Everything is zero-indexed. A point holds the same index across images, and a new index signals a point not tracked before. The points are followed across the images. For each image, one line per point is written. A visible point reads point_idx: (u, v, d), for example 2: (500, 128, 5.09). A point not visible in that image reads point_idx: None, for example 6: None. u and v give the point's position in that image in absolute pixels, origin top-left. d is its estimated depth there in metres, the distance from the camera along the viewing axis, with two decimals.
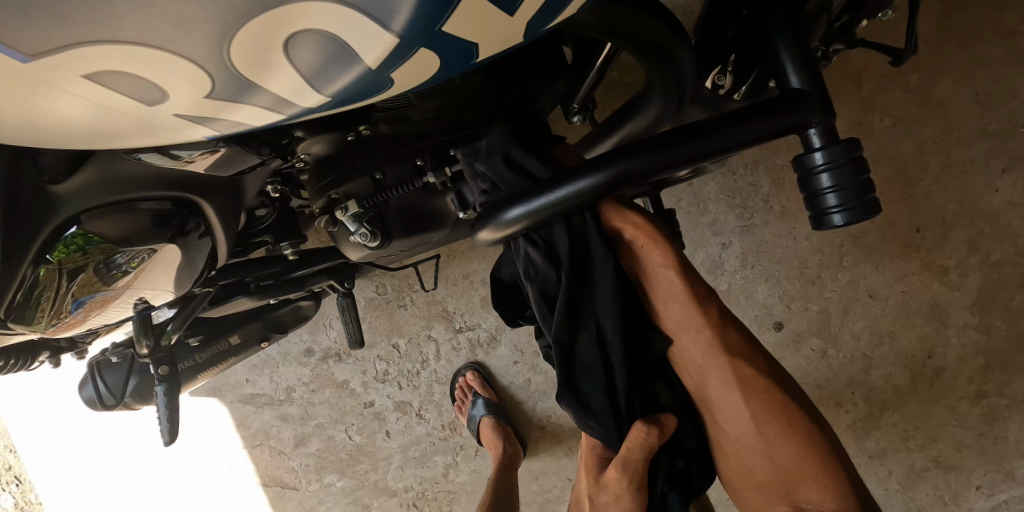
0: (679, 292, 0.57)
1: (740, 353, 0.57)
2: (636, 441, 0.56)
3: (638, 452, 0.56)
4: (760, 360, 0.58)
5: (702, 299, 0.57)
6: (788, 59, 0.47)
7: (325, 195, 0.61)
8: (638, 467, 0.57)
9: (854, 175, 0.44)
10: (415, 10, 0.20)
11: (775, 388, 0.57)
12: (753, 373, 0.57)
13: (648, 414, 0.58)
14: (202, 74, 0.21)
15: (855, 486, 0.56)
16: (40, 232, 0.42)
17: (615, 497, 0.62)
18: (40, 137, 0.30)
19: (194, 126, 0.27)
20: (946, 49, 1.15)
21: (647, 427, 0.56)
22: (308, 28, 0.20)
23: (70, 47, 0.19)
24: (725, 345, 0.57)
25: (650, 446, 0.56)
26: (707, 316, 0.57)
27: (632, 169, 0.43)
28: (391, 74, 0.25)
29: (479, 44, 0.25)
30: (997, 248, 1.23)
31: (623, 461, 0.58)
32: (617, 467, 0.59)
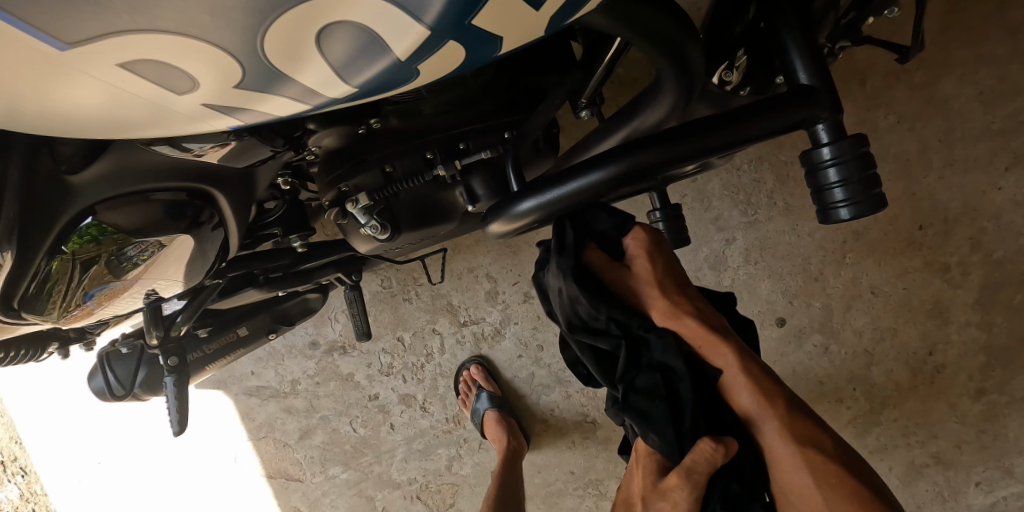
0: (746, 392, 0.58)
1: (814, 446, 0.58)
2: (702, 455, 0.57)
3: (703, 466, 0.57)
4: (840, 454, 0.58)
5: (770, 396, 0.58)
6: (797, 56, 0.47)
7: (336, 187, 0.62)
8: (704, 481, 0.58)
9: (861, 170, 0.45)
10: (448, 2, 0.20)
11: (865, 486, 0.57)
12: (836, 469, 0.57)
13: (717, 433, 0.59)
14: (234, 63, 0.22)
15: None
16: (56, 222, 0.42)
17: (672, 505, 0.61)
18: (66, 125, 0.30)
19: (219, 115, 0.28)
20: (951, 47, 1.15)
21: (714, 444, 0.57)
22: (343, 19, 0.20)
23: (109, 36, 0.19)
24: (799, 442, 0.58)
25: (715, 462, 0.57)
26: (776, 413, 0.58)
27: (644, 160, 0.44)
28: (418, 66, 0.25)
29: (504, 37, 0.26)
30: (1000, 246, 1.23)
31: (686, 472, 0.58)
32: (678, 475, 0.59)
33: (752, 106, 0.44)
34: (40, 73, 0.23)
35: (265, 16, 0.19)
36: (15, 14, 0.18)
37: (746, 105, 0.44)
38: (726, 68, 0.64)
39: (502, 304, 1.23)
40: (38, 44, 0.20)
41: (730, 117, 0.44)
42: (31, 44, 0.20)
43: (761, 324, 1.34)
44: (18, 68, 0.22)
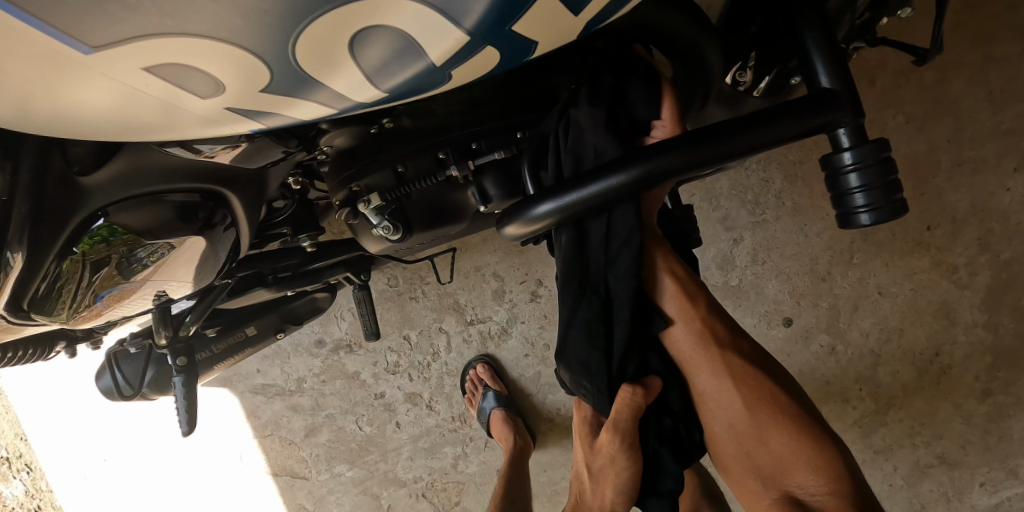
0: (672, 290, 0.66)
1: (724, 344, 0.67)
2: (624, 401, 0.61)
3: (626, 413, 0.61)
4: (744, 347, 0.68)
5: (692, 295, 0.66)
6: (817, 57, 0.46)
7: (347, 188, 0.62)
8: (628, 429, 0.62)
9: (883, 175, 0.44)
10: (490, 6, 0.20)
11: (762, 376, 0.67)
12: (739, 362, 0.67)
13: (636, 377, 0.64)
14: (263, 68, 0.21)
15: (847, 469, 0.64)
16: (69, 223, 0.42)
17: (610, 459, 0.66)
18: (84, 127, 0.30)
19: (242, 119, 0.28)
20: (961, 47, 1.14)
21: (633, 388, 0.62)
22: (382, 24, 0.20)
23: (136, 39, 0.19)
24: (713, 335, 0.67)
25: (637, 405, 0.62)
26: (697, 310, 0.66)
27: (663, 165, 0.43)
28: (451, 70, 0.25)
29: (539, 42, 0.26)
30: (1007, 247, 1.22)
31: (613, 423, 0.63)
32: (608, 429, 0.64)
33: (773, 111, 0.43)
34: (62, 75, 0.22)
35: (300, 20, 0.18)
36: (41, 17, 0.17)
37: (767, 109, 0.44)
38: (739, 68, 0.63)
39: (509, 304, 1.23)
40: (62, 47, 0.19)
41: (752, 121, 0.43)
42: (54, 47, 0.19)
43: (768, 324, 1.34)
44: (40, 69, 0.22)
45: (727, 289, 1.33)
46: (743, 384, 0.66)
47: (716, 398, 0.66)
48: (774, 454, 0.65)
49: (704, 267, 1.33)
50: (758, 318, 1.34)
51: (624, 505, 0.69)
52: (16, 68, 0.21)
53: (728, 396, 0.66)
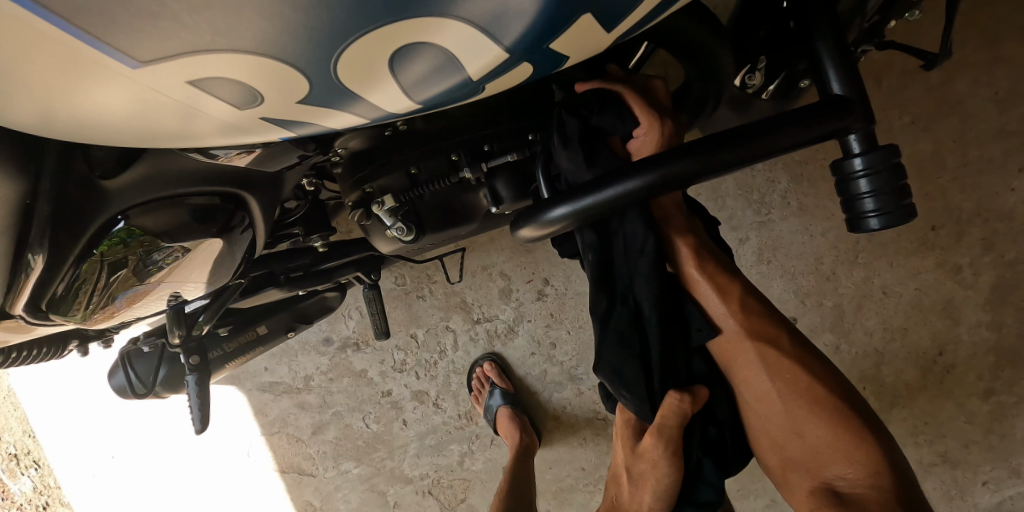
0: (704, 286, 0.66)
1: (763, 338, 0.67)
2: (671, 407, 0.62)
3: (673, 420, 0.63)
4: (785, 342, 0.67)
5: (724, 289, 0.66)
6: (829, 65, 0.47)
7: (360, 189, 0.62)
8: (674, 435, 0.64)
9: (892, 181, 0.45)
10: (529, 25, 0.21)
11: (802, 369, 0.66)
12: (778, 355, 0.67)
13: (683, 385, 0.65)
14: (303, 80, 0.22)
15: (891, 463, 0.63)
16: (89, 225, 0.43)
17: (653, 463, 0.67)
18: (115, 133, 0.30)
19: (274, 128, 0.28)
20: (968, 48, 1.14)
21: (680, 395, 0.63)
22: (428, 42, 0.21)
23: (184, 54, 0.19)
24: (749, 329, 0.66)
25: (684, 413, 0.63)
26: (730, 304, 0.66)
27: (677, 170, 0.44)
28: (485, 83, 0.26)
29: (569, 57, 0.27)
30: (1011, 248, 1.23)
31: (658, 429, 0.64)
32: (651, 433, 0.65)
33: (782, 119, 0.44)
34: (105, 84, 0.23)
35: (345, 36, 0.19)
36: (92, 32, 0.18)
37: (780, 115, 0.44)
38: (748, 70, 0.63)
39: (515, 303, 1.24)
40: (107, 59, 0.20)
41: (765, 128, 0.44)
42: (101, 60, 0.20)
43: None
44: (83, 78, 0.22)
45: None
46: (779, 376, 0.66)
47: (760, 397, 0.67)
48: (812, 447, 0.66)
49: None
50: None
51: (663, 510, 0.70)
52: (61, 76, 0.22)
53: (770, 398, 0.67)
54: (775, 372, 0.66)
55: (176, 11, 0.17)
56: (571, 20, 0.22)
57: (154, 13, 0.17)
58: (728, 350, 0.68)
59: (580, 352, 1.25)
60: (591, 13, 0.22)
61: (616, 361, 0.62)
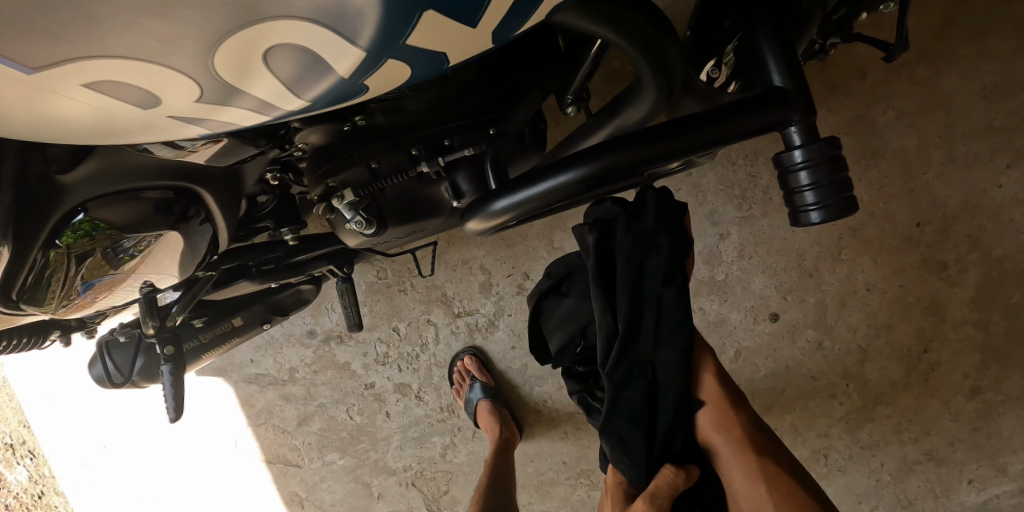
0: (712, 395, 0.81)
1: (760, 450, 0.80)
2: (665, 479, 0.78)
3: (666, 489, 0.78)
4: (781, 460, 0.80)
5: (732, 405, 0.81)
6: (770, 57, 0.47)
7: (323, 183, 0.63)
8: (664, 503, 0.78)
9: (832, 173, 0.45)
10: (376, 27, 0.22)
11: (790, 481, 0.77)
12: (768, 464, 0.79)
13: (678, 464, 0.81)
14: (189, 82, 0.23)
15: None
16: (49, 219, 0.43)
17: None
18: (40, 134, 0.31)
19: (187, 125, 0.29)
20: (953, 42, 1.14)
21: (675, 471, 0.79)
22: (282, 42, 0.21)
23: (68, 61, 0.20)
24: (745, 438, 0.80)
25: (675, 485, 0.79)
26: (735, 416, 0.81)
27: (614, 162, 0.44)
28: (363, 81, 0.27)
29: (446, 53, 0.27)
30: (998, 245, 1.23)
31: (652, 495, 0.78)
32: (643, 498, 0.79)
33: (718, 111, 0.44)
34: (18, 93, 0.24)
35: (208, 39, 0.20)
36: None
37: (719, 107, 0.44)
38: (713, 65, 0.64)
39: (496, 296, 1.25)
40: (5, 70, 0.21)
41: (706, 117, 0.44)
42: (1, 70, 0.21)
43: (755, 319, 1.35)
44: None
45: (713, 284, 1.34)
46: (770, 482, 0.77)
47: (727, 460, 0.80)
48: None
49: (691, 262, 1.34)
50: (745, 313, 1.35)
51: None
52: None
53: (732, 463, 0.80)
54: (768, 481, 0.77)
55: (48, 26, 0.18)
56: (410, 22, 0.22)
57: (26, 26, 0.18)
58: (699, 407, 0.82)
59: None
60: (431, 11, 0.22)
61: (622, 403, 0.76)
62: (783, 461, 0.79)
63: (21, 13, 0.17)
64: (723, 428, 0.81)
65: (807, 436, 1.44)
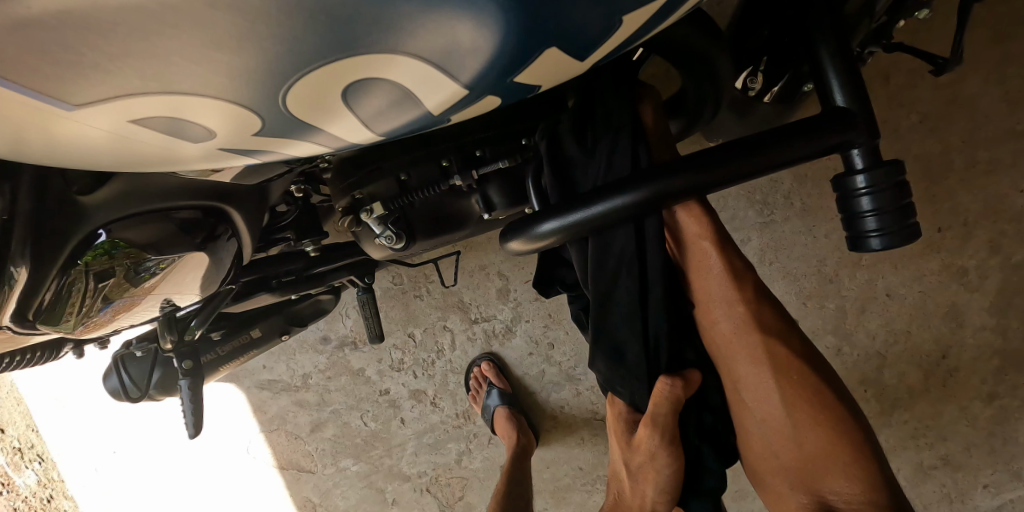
0: (715, 267, 0.60)
1: (773, 334, 0.62)
2: (662, 394, 0.57)
3: (665, 407, 0.58)
4: (796, 342, 0.63)
5: (738, 275, 0.61)
6: (832, 75, 0.45)
7: (348, 195, 0.59)
8: (668, 423, 0.59)
9: (897, 199, 0.43)
10: (487, 64, 0.20)
11: (809, 374, 0.62)
12: (787, 354, 0.62)
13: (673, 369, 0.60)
14: (254, 117, 0.21)
15: (882, 475, 0.62)
16: (69, 241, 0.41)
17: (651, 455, 0.62)
18: (77, 161, 0.29)
19: (237, 157, 0.27)
20: (978, 45, 1.11)
21: (671, 380, 0.58)
22: (378, 77, 0.19)
23: (118, 97, 0.18)
24: (759, 323, 0.61)
25: (677, 399, 0.58)
26: (741, 292, 0.61)
27: (672, 187, 0.42)
28: (449, 116, 0.25)
29: (542, 87, 0.26)
30: (1020, 250, 1.20)
31: (652, 418, 0.59)
32: (647, 422, 0.60)
33: (782, 132, 0.42)
34: (59, 125, 0.22)
35: (289, 75, 0.18)
36: (22, 85, 0.17)
37: (782, 129, 0.42)
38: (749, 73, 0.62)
39: (513, 303, 1.23)
40: (44, 106, 0.19)
41: (768, 141, 0.42)
42: (42, 108, 0.19)
43: None
44: (33, 121, 0.21)
45: None
46: (785, 378, 0.61)
47: (729, 345, 0.62)
48: (809, 456, 0.62)
49: None
50: None
51: (666, 505, 0.65)
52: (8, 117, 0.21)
53: (734, 351, 0.62)
54: (783, 375, 0.61)
55: (99, 59, 0.16)
56: (531, 58, 0.21)
57: (78, 62, 0.16)
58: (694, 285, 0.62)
59: (578, 354, 1.24)
60: (556, 48, 0.21)
61: (601, 286, 0.54)
62: (794, 343, 0.62)
63: (74, 48, 0.15)
64: (726, 303, 0.61)
65: None
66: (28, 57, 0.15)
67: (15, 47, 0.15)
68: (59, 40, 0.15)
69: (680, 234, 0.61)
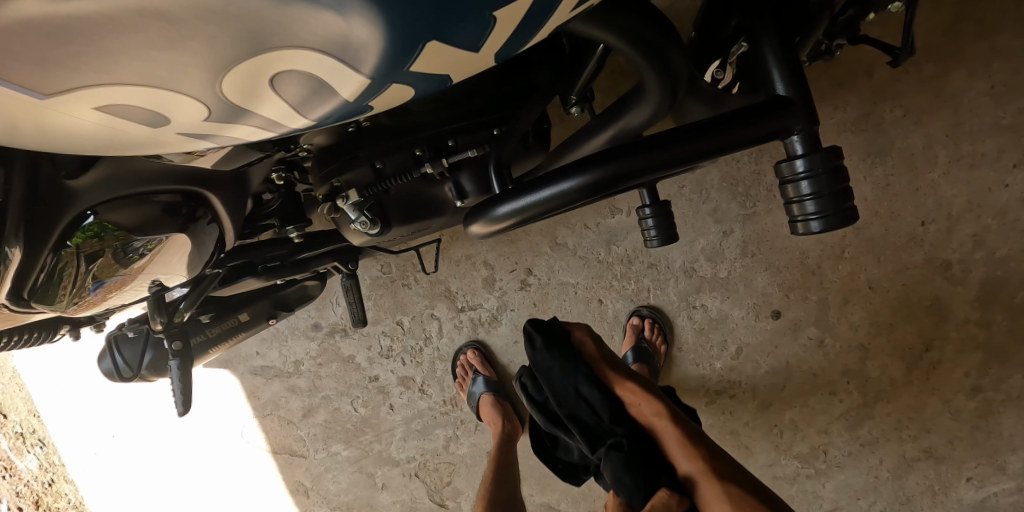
0: (662, 413, 0.91)
1: (725, 479, 0.82)
2: (660, 502, 0.80)
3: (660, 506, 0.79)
4: (748, 487, 0.81)
5: (687, 436, 0.88)
6: (774, 65, 0.47)
7: (327, 183, 0.63)
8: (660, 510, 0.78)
9: (833, 184, 0.45)
10: (381, 56, 0.23)
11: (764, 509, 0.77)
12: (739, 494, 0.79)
13: (671, 490, 0.82)
14: (199, 105, 0.23)
15: None
16: (59, 221, 0.44)
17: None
18: (56, 146, 0.31)
19: (196, 140, 0.29)
20: (962, 40, 1.13)
21: (669, 495, 0.81)
22: (286, 69, 0.22)
23: (79, 87, 0.20)
24: (713, 470, 0.83)
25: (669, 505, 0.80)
26: (696, 450, 0.86)
27: (622, 167, 0.43)
28: (369, 103, 0.28)
29: (451, 76, 0.28)
30: (1003, 244, 1.23)
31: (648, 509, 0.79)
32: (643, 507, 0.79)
33: (724, 118, 0.43)
34: (35, 112, 0.24)
35: (214, 70, 0.21)
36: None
37: (721, 115, 0.43)
38: (718, 65, 0.65)
39: (500, 291, 1.29)
40: (18, 95, 0.21)
41: (710, 126, 0.43)
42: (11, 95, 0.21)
43: (757, 316, 1.33)
44: (6, 109, 0.23)
45: (716, 281, 1.32)
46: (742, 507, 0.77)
47: (698, 493, 0.83)
48: None
49: (693, 257, 1.30)
50: (747, 309, 1.34)
51: None
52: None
53: (703, 488, 0.82)
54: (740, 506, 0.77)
55: (56, 58, 0.18)
56: (416, 49, 0.23)
57: (38, 60, 0.18)
58: (652, 428, 0.91)
59: None
60: (434, 41, 0.23)
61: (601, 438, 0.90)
62: (744, 486, 0.81)
63: (38, 48, 0.17)
64: (687, 457, 0.86)
65: (807, 433, 1.44)
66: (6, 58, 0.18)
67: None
68: (21, 44, 0.17)
69: (641, 412, 0.92)
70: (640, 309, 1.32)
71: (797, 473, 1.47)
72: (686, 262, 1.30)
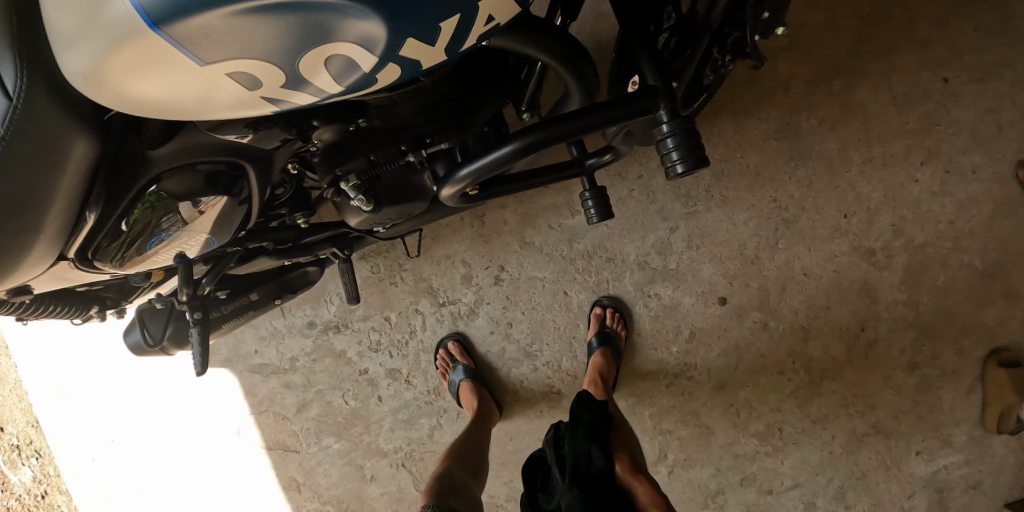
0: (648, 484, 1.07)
1: None
2: None
3: None
4: None
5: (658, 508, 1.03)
6: (647, 69, 0.66)
7: (332, 173, 0.79)
8: None
9: (689, 138, 0.61)
10: (385, 45, 0.39)
11: None
12: None
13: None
14: (283, 74, 0.40)
15: None
16: (133, 185, 0.59)
17: None
18: (171, 114, 0.45)
19: (269, 107, 0.45)
20: (866, 60, 1.37)
21: None
22: (333, 52, 0.38)
23: (227, 59, 0.36)
24: None
25: None
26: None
27: (538, 137, 0.61)
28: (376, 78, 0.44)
29: (426, 61, 0.45)
30: (919, 232, 1.43)
31: None
32: None
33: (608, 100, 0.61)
34: (184, 80, 0.39)
35: (296, 54, 0.37)
36: (188, 49, 0.35)
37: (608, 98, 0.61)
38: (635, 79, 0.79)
39: (476, 287, 1.45)
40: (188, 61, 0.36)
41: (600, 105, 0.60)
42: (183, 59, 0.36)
43: (706, 302, 1.51)
44: (167, 72, 0.38)
45: (666, 272, 1.50)
46: None
47: None
48: None
49: (646, 253, 1.48)
50: (696, 297, 1.51)
51: None
52: (158, 69, 0.37)
53: None
54: None
55: (226, 42, 0.35)
56: (405, 42, 0.40)
57: (217, 43, 0.35)
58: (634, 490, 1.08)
59: (534, 330, 1.48)
60: (413, 37, 0.39)
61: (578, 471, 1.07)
62: None
63: (220, 35, 0.34)
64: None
65: (762, 411, 1.59)
66: (201, 40, 0.34)
67: (195, 35, 0.34)
68: (214, 34, 0.34)
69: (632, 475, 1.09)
70: (601, 300, 1.48)
71: (755, 451, 1.61)
72: (639, 256, 1.48)
